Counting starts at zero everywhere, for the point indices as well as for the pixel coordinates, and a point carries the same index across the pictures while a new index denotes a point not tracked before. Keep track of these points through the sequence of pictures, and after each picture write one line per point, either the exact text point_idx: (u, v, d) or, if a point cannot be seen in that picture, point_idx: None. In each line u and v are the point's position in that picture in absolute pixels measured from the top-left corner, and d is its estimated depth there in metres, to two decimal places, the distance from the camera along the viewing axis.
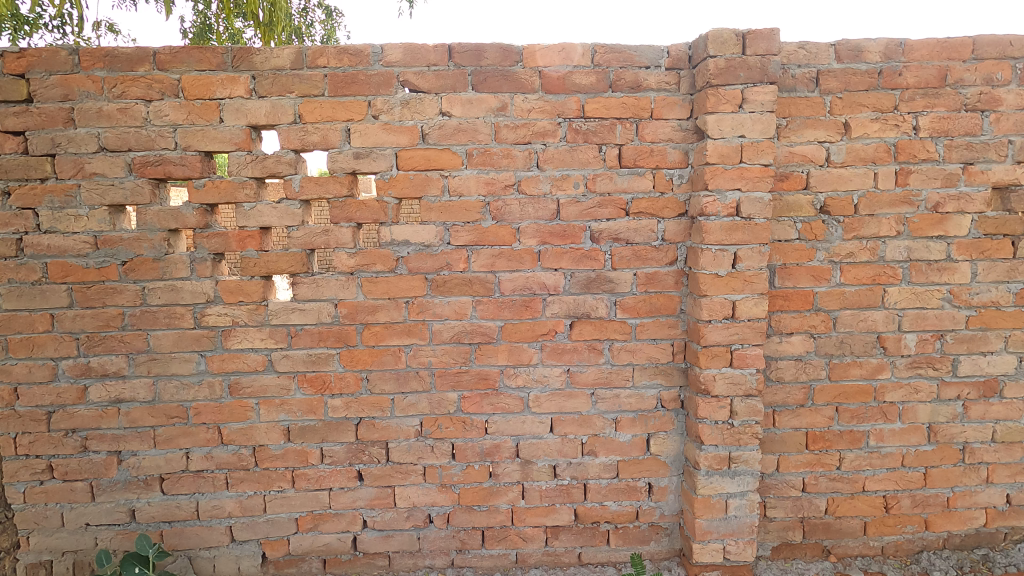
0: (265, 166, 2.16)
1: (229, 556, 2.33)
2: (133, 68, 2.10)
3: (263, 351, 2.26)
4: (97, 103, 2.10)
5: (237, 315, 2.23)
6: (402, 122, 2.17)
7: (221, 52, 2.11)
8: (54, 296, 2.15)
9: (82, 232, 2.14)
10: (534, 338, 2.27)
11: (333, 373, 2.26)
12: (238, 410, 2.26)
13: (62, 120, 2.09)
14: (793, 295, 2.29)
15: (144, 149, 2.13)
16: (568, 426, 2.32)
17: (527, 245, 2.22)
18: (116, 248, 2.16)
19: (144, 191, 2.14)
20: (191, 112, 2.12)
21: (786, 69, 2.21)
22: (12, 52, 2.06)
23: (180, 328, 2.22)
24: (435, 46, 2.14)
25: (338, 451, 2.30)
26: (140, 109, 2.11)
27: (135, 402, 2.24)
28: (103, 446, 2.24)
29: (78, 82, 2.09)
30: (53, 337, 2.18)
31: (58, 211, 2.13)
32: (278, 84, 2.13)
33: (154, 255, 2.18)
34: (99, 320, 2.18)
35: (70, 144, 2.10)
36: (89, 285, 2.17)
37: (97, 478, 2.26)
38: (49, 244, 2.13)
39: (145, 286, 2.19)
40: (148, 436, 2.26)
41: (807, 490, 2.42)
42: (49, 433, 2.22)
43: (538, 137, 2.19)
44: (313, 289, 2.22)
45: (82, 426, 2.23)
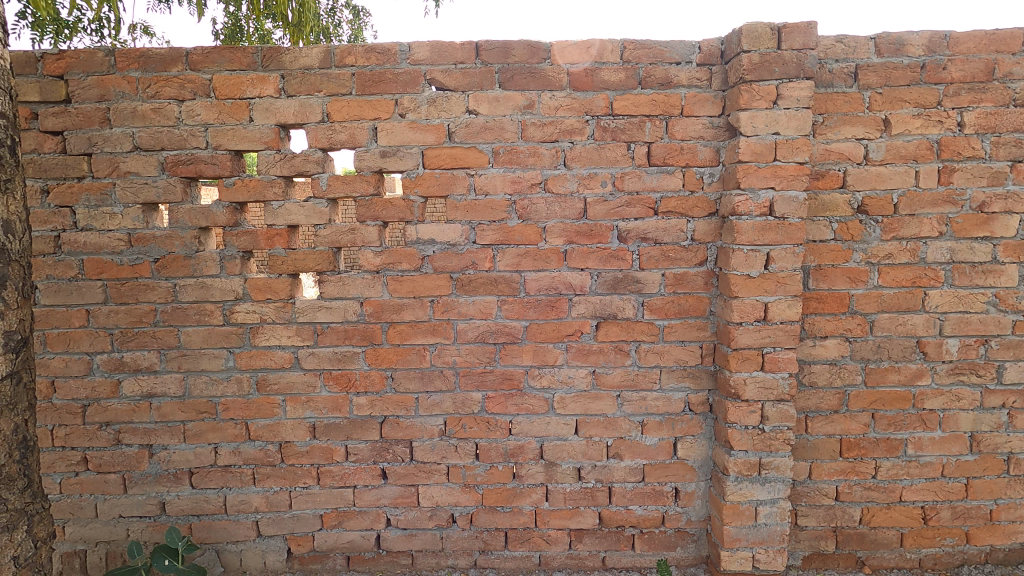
0: (293, 164, 2.17)
1: (256, 550, 2.36)
2: (167, 68, 2.13)
3: (290, 349, 2.27)
4: (132, 103, 2.14)
5: (265, 313, 2.25)
6: (429, 120, 2.16)
7: (251, 51, 2.13)
8: (90, 292, 2.21)
9: (117, 229, 2.19)
10: (559, 338, 2.24)
11: (358, 371, 2.27)
12: (265, 407, 2.29)
13: (98, 120, 2.14)
14: (828, 297, 2.22)
15: (177, 148, 2.16)
16: (593, 429, 2.29)
17: (553, 245, 2.20)
18: (149, 246, 2.21)
19: (176, 190, 2.18)
20: (221, 111, 2.15)
21: (823, 64, 2.14)
22: (52, 54, 2.11)
23: (210, 325, 2.25)
24: (462, 44, 2.13)
25: (362, 449, 2.31)
26: (173, 109, 2.14)
27: (166, 397, 2.28)
28: (135, 439, 2.29)
29: (114, 83, 2.13)
30: (88, 332, 2.23)
31: (94, 210, 2.18)
32: (306, 83, 2.14)
33: (185, 253, 2.21)
34: (132, 316, 2.23)
35: (105, 143, 2.15)
36: (123, 281, 2.21)
37: (129, 471, 2.31)
38: (86, 242, 2.18)
39: (176, 283, 2.22)
40: (178, 431, 2.30)
41: (840, 499, 2.35)
42: (84, 426, 2.28)
43: (565, 135, 2.16)
44: (340, 287, 2.23)
45: (115, 420, 2.28)
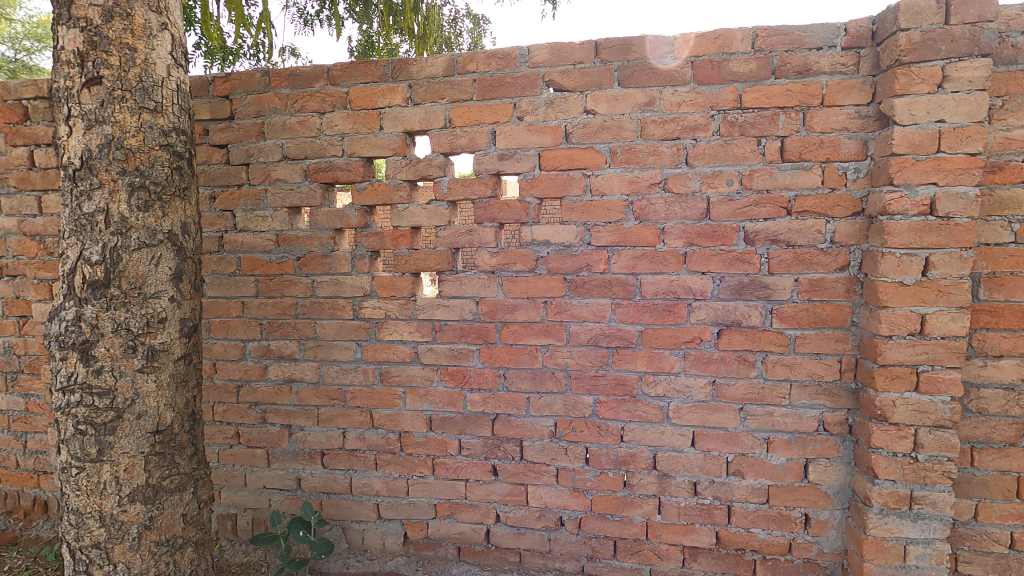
0: (417, 169, 2.29)
1: (376, 532, 2.51)
2: (311, 84, 2.35)
3: (411, 343, 2.40)
4: (282, 117, 2.38)
5: (389, 309, 2.39)
6: (546, 122, 2.17)
7: (383, 64, 2.27)
8: (245, 286, 2.50)
9: (267, 231, 2.45)
10: (676, 345, 2.14)
11: (472, 368, 2.34)
12: (387, 397, 2.43)
13: (255, 134, 2.41)
14: (1004, 310, 1.90)
15: (318, 156, 2.37)
16: (711, 442, 2.16)
17: (672, 247, 2.10)
18: (293, 246, 2.44)
19: (316, 194, 2.39)
20: (356, 121, 2.32)
21: (1003, 39, 1.83)
22: (221, 77, 2.41)
23: (342, 319, 2.44)
24: (582, 44, 2.11)
25: (474, 444, 2.37)
26: (315, 121, 2.35)
27: (304, 382, 2.51)
28: (277, 419, 2.55)
29: (268, 100, 2.39)
30: (243, 321, 2.52)
31: (250, 213, 2.46)
32: (431, 91, 2.25)
33: (323, 252, 2.42)
34: (278, 308, 2.48)
35: (260, 154, 2.41)
36: (271, 277, 2.47)
37: (272, 447, 2.57)
38: (243, 242, 2.47)
39: (315, 279, 2.44)
40: (313, 414, 2.52)
41: (1016, 548, 2.00)
42: (237, 404, 2.58)
43: (688, 131, 2.06)
44: (457, 287, 2.31)
45: (262, 400, 2.55)
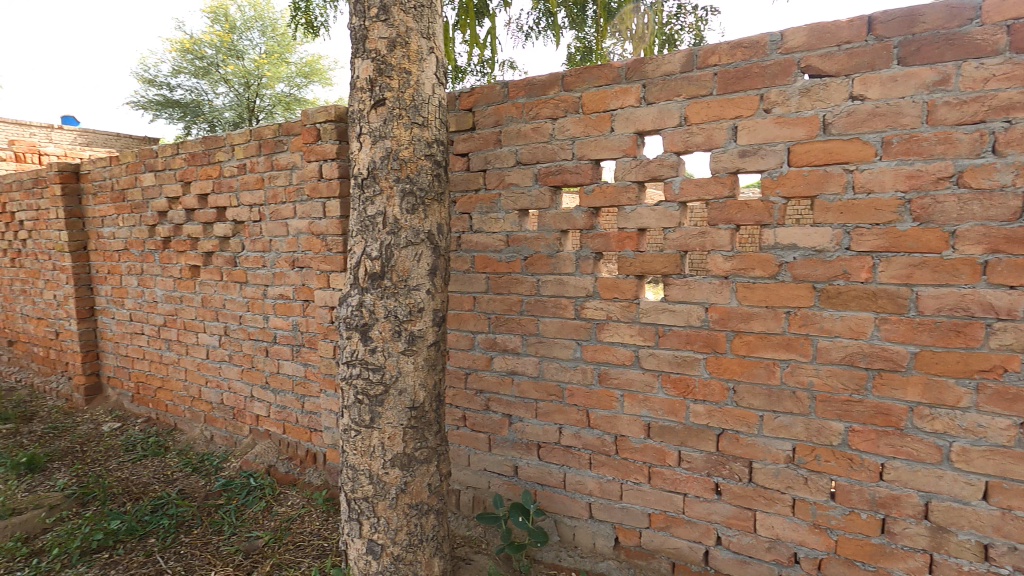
0: (648, 170, 2.25)
1: (587, 530, 2.53)
2: (546, 92, 2.44)
3: (631, 347, 2.36)
4: (518, 124, 2.52)
5: (611, 310, 2.39)
6: (800, 113, 1.95)
7: (617, 66, 2.27)
8: (478, 283, 2.73)
9: (499, 232, 2.64)
10: (966, 373, 1.76)
11: (697, 378, 2.22)
12: (605, 398, 2.44)
13: (493, 142, 2.60)
14: None
15: (549, 160, 2.46)
16: (1014, 499, 1.73)
17: (967, 254, 1.73)
18: (521, 246, 2.58)
19: (546, 197, 2.49)
20: (587, 125, 2.36)
21: None
22: (466, 92, 2.65)
23: (563, 318, 2.51)
24: (850, 21, 1.85)
25: (696, 458, 2.25)
26: (548, 126, 2.45)
27: (525, 376, 2.65)
28: (499, 407, 2.74)
29: (505, 110, 2.55)
30: (474, 315, 2.77)
31: (485, 216, 2.67)
32: (667, 89, 2.18)
33: (549, 253, 2.51)
34: (505, 304, 2.66)
35: (497, 160, 2.60)
36: (501, 275, 2.66)
37: (493, 433, 2.77)
38: (478, 242, 2.71)
39: (540, 278, 2.55)
40: (531, 407, 2.65)
41: None
42: (465, 390, 2.83)
43: (999, 112, 1.67)
44: (685, 291, 2.21)
45: (487, 389, 2.76)
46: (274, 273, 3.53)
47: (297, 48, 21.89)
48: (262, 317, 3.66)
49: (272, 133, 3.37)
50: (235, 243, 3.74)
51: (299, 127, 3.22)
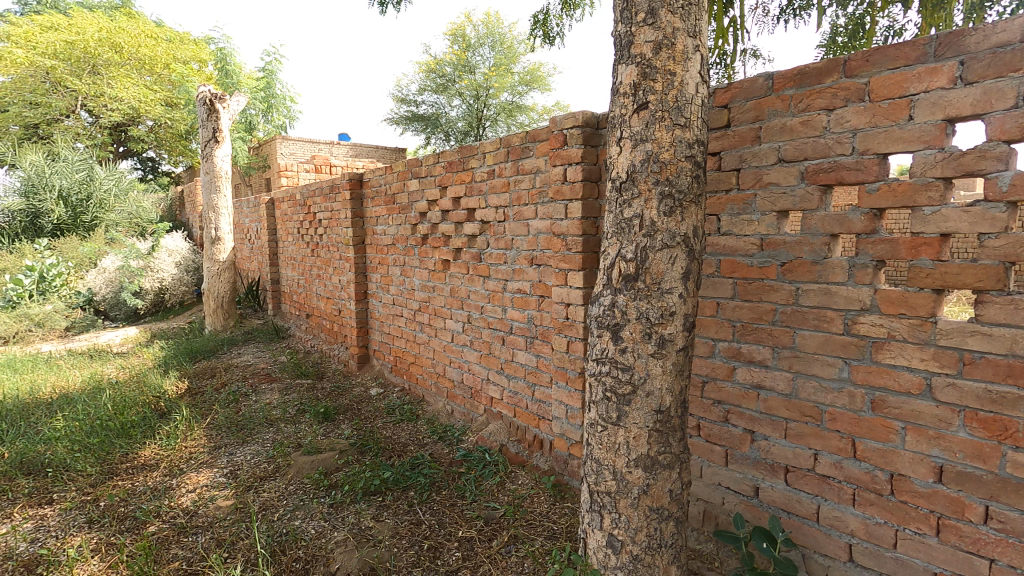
0: (960, 164, 1.87)
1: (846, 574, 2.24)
2: (821, 80, 2.20)
3: (921, 373, 2.00)
4: (783, 119, 2.33)
5: (895, 329, 2.06)
6: None
7: (923, 43, 1.93)
8: (723, 288, 2.60)
9: (752, 234, 2.47)
10: None
11: (1022, 421, 1.79)
12: (879, 429, 2.12)
13: (750, 139, 2.44)
14: None
15: (820, 157, 2.22)
16: None
17: None
18: (778, 251, 2.38)
19: (813, 198, 2.25)
20: (876, 114, 2.06)
21: None
22: (722, 88, 2.53)
23: (828, 332, 2.24)
24: None
25: (1013, 519, 1.82)
26: (821, 119, 2.20)
27: (774, 392, 2.44)
28: (740, 422, 2.57)
29: (769, 104, 2.37)
30: (716, 321, 2.64)
31: (736, 217, 2.52)
32: (997, 64, 1.78)
33: (813, 259, 2.26)
34: (754, 313, 2.48)
35: (754, 158, 2.43)
36: (751, 281, 2.48)
37: (731, 448, 2.61)
38: (725, 244, 2.57)
39: (799, 287, 2.31)
40: (780, 426, 2.43)
41: None
42: (701, 399, 2.72)
43: None
44: (1009, 312, 1.79)
45: (727, 400, 2.62)
46: (514, 269, 3.84)
47: (520, 58, 23.47)
48: (501, 309, 4.02)
49: (520, 140, 3.66)
50: (481, 241, 4.17)
51: (546, 134, 3.44)
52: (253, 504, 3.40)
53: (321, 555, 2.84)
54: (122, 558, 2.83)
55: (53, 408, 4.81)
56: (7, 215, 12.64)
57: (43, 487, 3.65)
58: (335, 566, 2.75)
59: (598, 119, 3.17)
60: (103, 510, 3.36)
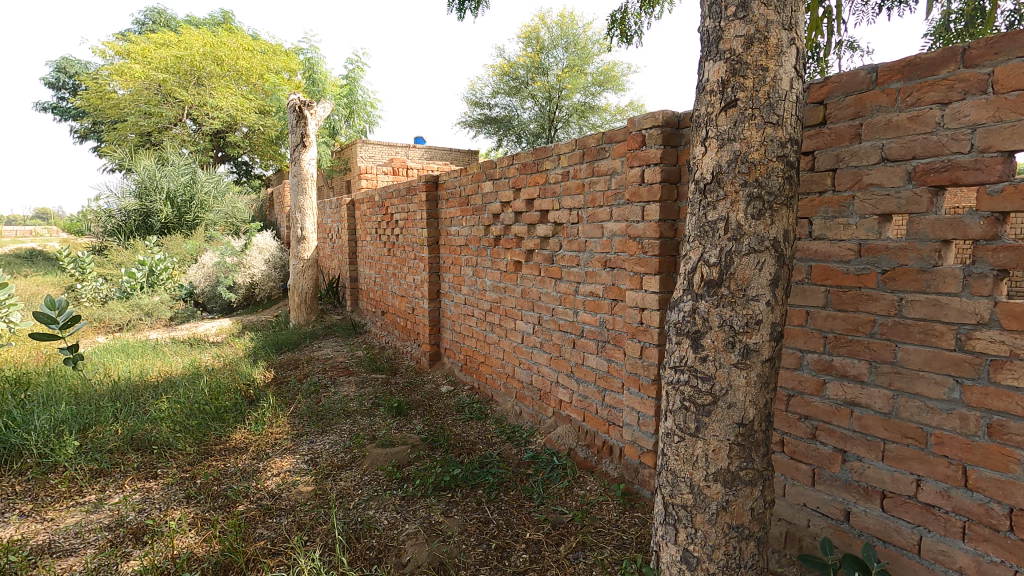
0: None
1: None
2: (935, 72, 2.01)
3: None
4: (888, 114, 2.15)
5: (1018, 346, 1.84)
6: None
7: None
8: (813, 296, 2.44)
9: (849, 239, 2.29)
10: None
11: None
12: (997, 458, 1.90)
13: (849, 137, 2.27)
14: None
15: (931, 155, 2.03)
16: None
17: None
18: (879, 257, 2.20)
19: (922, 200, 2.06)
20: (1001, 107, 1.85)
21: None
22: (818, 83, 2.38)
23: (936, 347, 2.04)
24: None
25: None
26: (934, 114, 2.02)
27: (870, 410, 2.26)
28: (830, 440, 2.40)
29: (872, 98, 2.20)
30: (805, 331, 2.48)
31: (830, 221, 2.36)
32: None
33: (920, 267, 2.07)
34: (849, 324, 2.31)
35: (853, 158, 2.26)
36: (846, 289, 2.31)
37: (820, 468, 2.45)
38: (817, 250, 2.41)
39: (903, 297, 2.13)
40: (877, 447, 2.24)
41: None
42: (787, 413, 2.57)
43: None
44: None
45: (815, 416, 2.45)
46: (587, 271, 3.80)
47: (593, 59, 23.25)
48: (573, 312, 3.98)
49: (596, 141, 3.61)
50: (554, 243, 4.15)
51: (623, 135, 3.38)
52: (331, 491, 3.56)
53: (393, 546, 2.93)
54: (215, 533, 3.05)
55: (158, 391, 5.29)
56: (124, 215, 14.02)
57: (149, 463, 4.00)
58: (406, 558, 2.82)
59: (679, 119, 3.08)
60: (199, 487, 3.64)
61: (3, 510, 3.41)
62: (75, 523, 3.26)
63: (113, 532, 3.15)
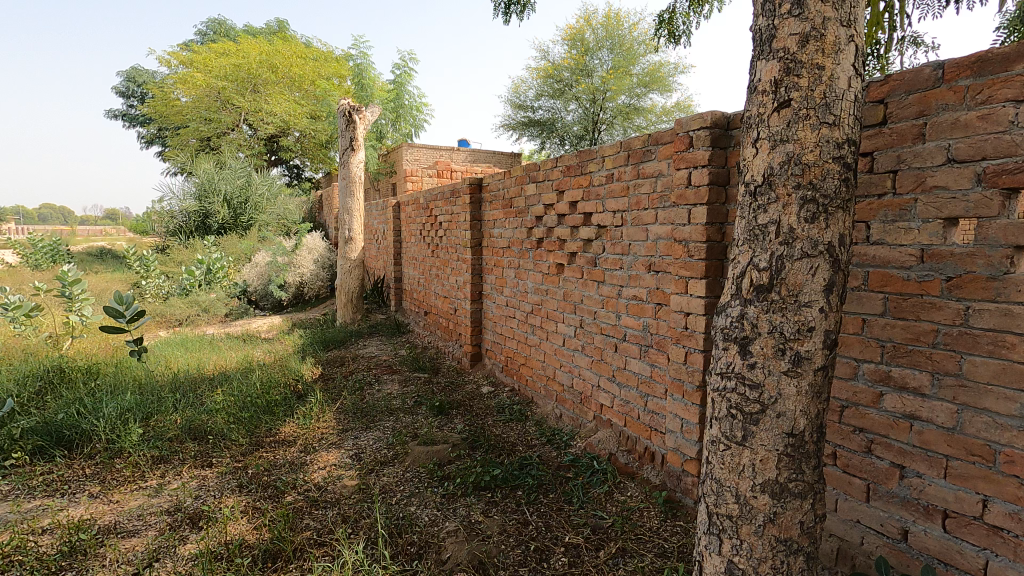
0: None
1: None
2: (1008, 68, 1.90)
3: None
4: (955, 113, 2.04)
5: None
6: None
7: None
8: (871, 304, 2.33)
9: (910, 245, 2.19)
10: None
11: None
12: None
13: (912, 136, 2.17)
14: None
15: (1004, 156, 1.92)
16: None
17: None
18: (943, 263, 2.09)
19: (992, 203, 1.94)
20: None
21: None
22: (878, 81, 2.29)
23: (1006, 360, 1.93)
24: None
25: None
26: (1007, 112, 1.90)
27: (932, 424, 2.14)
28: (887, 454, 2.29)
29: (938, 96, 2.09)
30: (861, 340, 2.37)
31: (890, 225, 2.26)
32: None
33: (989, 274, 1.96)
34: (909, 333, 2.20)
35: (916, 159, 2.16)
36: (906, 296, 2.21)
37: (875, 483, 2.34)
38: (875, 255, 2.31)
39: (970, 305, 2.01)
40: (938, 464, 2.13)
41: None
42: (839, 425, 2.47)
43: None
44: None
45: (871, 429, 2.35)
46: (630, 275, 3.76)
47: (639, 60, 23.01)
48: (615, 315, 3.94)
49: (642, 143, 3.57)
50: (597, 245, 4.12)
51: (670, 136, 3.33)
52: (374, 486, 3.65)
53: (434, 543, 2.98)
54: (265, 521, 3.17)
55: (214, 383, 5.54)
56: (185, 216, 14.77)
57: (205, 452, 4.20)
58: (446, 556, 2.86)
59: (728, 119, 3.01)
60: (251, 476, 3.80)
61: (74, 491, 3.65)
62: (138, 506, 3.46)
63: (171, 516, 3.32)
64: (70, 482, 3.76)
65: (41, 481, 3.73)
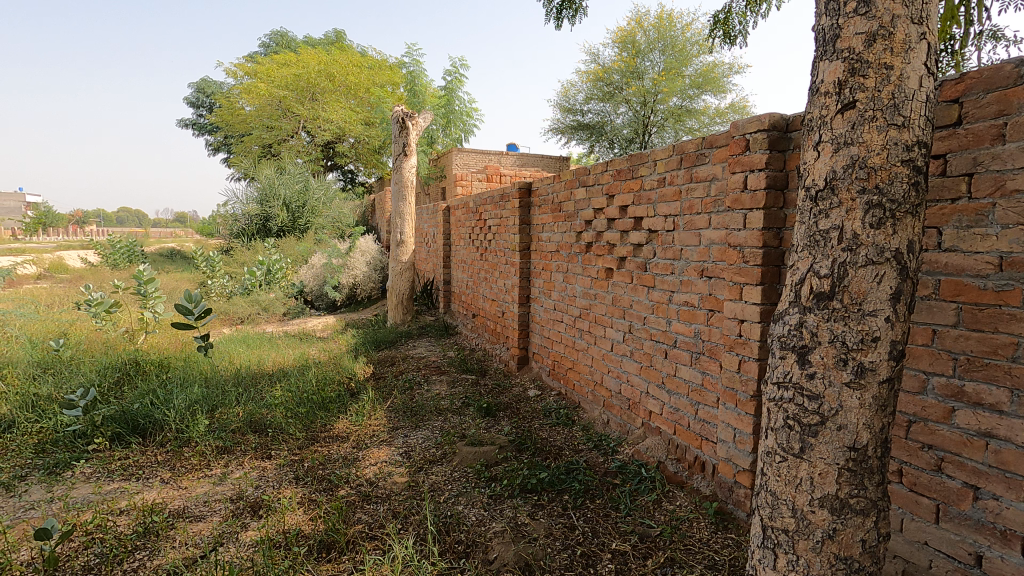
0: None
1: None
2: None
3: None
4: None
5: None
6: None
7: None
8: (942, 313, 2.21)
9: (987, 252, 2.06)
10: None
11: None
12: None
13: (989, 138, 2.05)
14: None
15: None
16: None
17: None
18: None
19: None
20: None
21: None
22: (952, 80, 2.17)
23: None
24: None
25: None
26: None
27: (1010, 444, 2.01)
28: (959, 474, 2.16)
29: (1020, 95, 1.97)
30: (930, 352, 2.26)
31: (964, 230, 2.13)
32: None
33: None
34: (985, 345, 2.08)
35: (994, 161, 2.04)
36: (982, 307, 2.08)
37: (945, 504, 2.21)
38: (947, 262, 2.19)
39: None
40: (1017, 486, 1.99)
41: None
42: (907, 441, 2.35)
43: None
44: None
45: (941, 445, 2.22)
46: (682, 280, 3.70)
47: (692, 60, 22.53)
48: (665, 321, 3.89)
49: (696, 146, 3.51)
50: (648, 250, 4.07)
51: (725, 139, 3.26)
52: (424, 484, 3.74)
53: (481, 542, 3.02)
54: (320, 513, 3.30)
55: (273, 379, 5.80)
56: (247, 219, 15.54)
57: (265, 444, 4.41)
58: (493, 556, 2.90)
59: (787, 121, 2.92)
60: (307, 469, 3.96)
61: (148, 476, 3.91)
62: (205, 492, 3.67)
63: (234, 504, 3.50)
64: (144, 468, 4.03)
65: (119, 466, 4.01)
